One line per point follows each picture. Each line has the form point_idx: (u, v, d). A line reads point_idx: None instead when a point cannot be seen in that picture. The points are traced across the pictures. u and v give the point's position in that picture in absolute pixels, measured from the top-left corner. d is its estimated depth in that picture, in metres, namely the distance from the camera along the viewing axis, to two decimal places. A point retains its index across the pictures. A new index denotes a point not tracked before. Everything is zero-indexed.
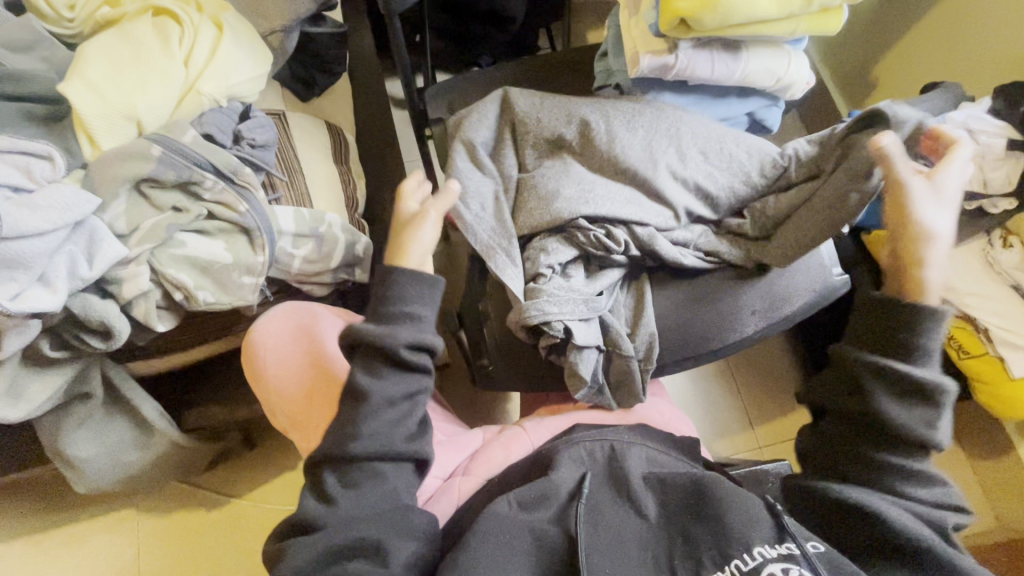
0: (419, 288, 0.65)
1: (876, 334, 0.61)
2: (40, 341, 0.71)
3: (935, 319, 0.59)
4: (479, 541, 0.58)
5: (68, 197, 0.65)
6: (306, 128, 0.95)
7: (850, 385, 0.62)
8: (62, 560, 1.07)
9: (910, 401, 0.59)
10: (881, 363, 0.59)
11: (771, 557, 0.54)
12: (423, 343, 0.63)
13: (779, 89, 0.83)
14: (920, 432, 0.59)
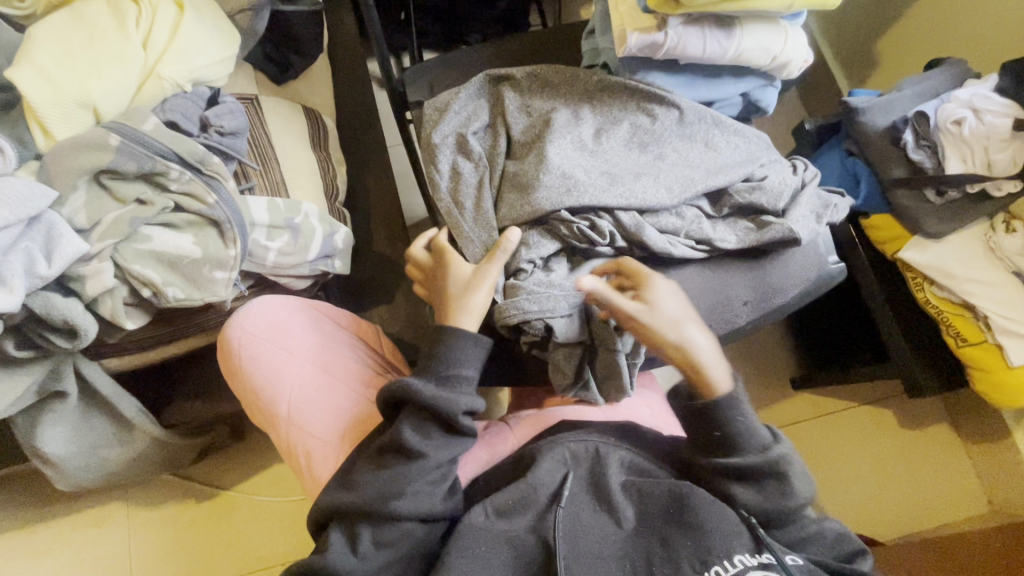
0: (469, 349, 0.68)
1: (696, 440, 0.65)
2: (4, 341, 0.69)
3: (733, 407, 0.63)
4: (457, 558, 0.58)
5: (22, 190, 0.62)
6: (281, 113, 0.91)
7: (706, 482, 0.66)
8: (49, 555, 1.07)
9: (758, 482, 0.63)
10: (715, 464, 0.64)
11: (751, 564, 0.56)
12: (471, 405, 0.67)
13: (775, 68, 0.79)
14: (776, 506, 0.62)
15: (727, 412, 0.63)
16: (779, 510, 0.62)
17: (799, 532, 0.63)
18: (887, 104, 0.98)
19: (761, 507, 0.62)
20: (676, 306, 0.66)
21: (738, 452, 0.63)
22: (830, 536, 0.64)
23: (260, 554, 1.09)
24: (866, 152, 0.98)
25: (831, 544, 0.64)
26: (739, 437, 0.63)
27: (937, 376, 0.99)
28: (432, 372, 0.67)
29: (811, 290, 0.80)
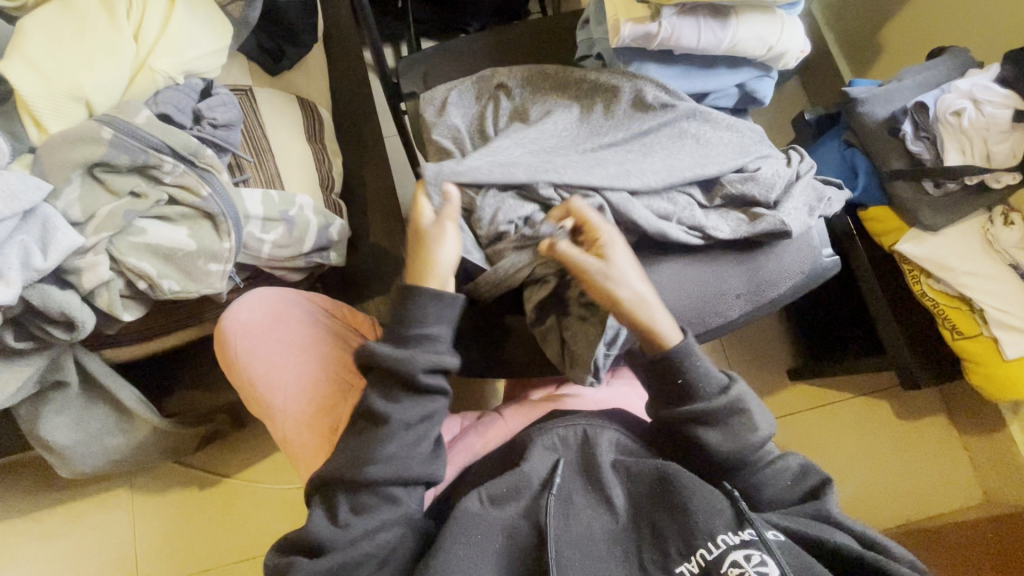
0: (433, 308, 0.66)
1: (658, 390, 0.66)
2: (4, 332, 0.70)
3: (694, 351, 0.64)
4: (452, 544, 0.59)
5: (16, 184, 0.63)
6: (275, 104, 0.91)
7: (675, 432, 0.67)
8: (57, 539, 1.09)
9: (725, 425, 0.64)
10: (684, 412, 0.64)
11: (733, 544, 0.55)
12: (438, 363, 0.65)
13: (771, 58, 0.78)
14: (745, 444, 0.63)
15: (683, 358, 0.64)
16: (744, 449, 0.63)
17: (766, 473, 0.64)
18: (887, 94, 0.97)
19: (728, 448, 0.63)
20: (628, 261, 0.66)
21: (698, 398, 0.64)
22: (793, 474, 0.65)
23: (262, 540, 1.11)
24: (864, 143, 0.97)
25: (798, 478, 0.65)
26: (696, 384, 0.64)
27: (934, 368, 0.99)
28: (392, 333, 0.66)
29: (806, 283, 0.80)
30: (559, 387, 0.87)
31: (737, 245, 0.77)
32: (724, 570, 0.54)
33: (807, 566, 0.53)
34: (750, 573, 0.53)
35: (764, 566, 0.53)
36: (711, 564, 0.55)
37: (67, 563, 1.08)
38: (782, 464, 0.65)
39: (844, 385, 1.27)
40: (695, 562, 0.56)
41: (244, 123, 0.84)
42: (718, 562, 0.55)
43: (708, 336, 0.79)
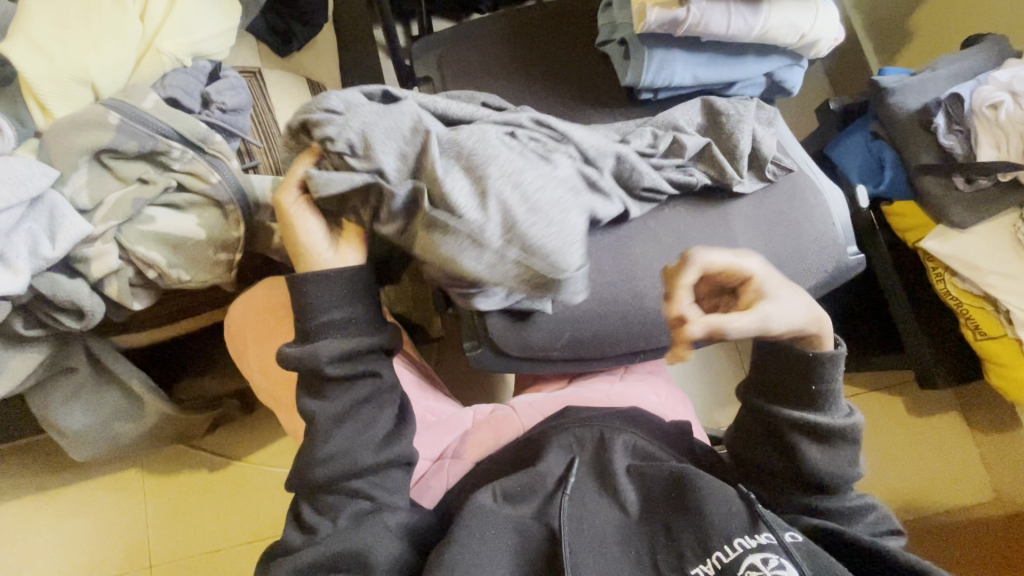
0: (322, 294, 0.61)
1: (779, 387, 0.64)
2: (13, 320, 0.69)
3: (837, 367, 0.61)
4: (467, 537, 0.58)
5: (22, 170, 0.61)
6: (284, 86, 0.89)
7: (774, 436, 0.65)
8: (72, 518, 1.11)
9: (829, 444, 0.63)
10: (805, 420, 0.62)
11: (750, 548, 0.54)
12: (348, 349, 0.61)
13: (803, 46, 0.75)
14: (842, 471, 0.62)
15: (829, 368, 0.61)
16: (837, 472, 0.63)
17: (843, 502, 0.64)
18: (920, 84, 0.93)
19: (819, 464, 0.62)
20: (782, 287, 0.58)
21: (820, 409, 0.63)
22: (869, 515, 0.65)
23: (271, 522, 1.12)
24: (892, 135, 0.94)
25: (870, 522, 0.65)
26: (830, 398, 0.62)
27: (953, 367, 0.97)
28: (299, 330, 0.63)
29: (829, 282, 0.79)
30: (571, 381, 0.86)
31: (761, 241, 0.76)
32: (740, 571, 0.53)
33: (823, 563, 0.54)
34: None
35: (783, 567, 0.53)
36: (727, 566, 0.54)
37: (78, 542, 1.09)
38: (856, 501, 0.65)
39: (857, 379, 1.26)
40: (710, 565, 0.55)
41: (252, 107, 0.81)
42: (733, 565, 0.54)
43: None
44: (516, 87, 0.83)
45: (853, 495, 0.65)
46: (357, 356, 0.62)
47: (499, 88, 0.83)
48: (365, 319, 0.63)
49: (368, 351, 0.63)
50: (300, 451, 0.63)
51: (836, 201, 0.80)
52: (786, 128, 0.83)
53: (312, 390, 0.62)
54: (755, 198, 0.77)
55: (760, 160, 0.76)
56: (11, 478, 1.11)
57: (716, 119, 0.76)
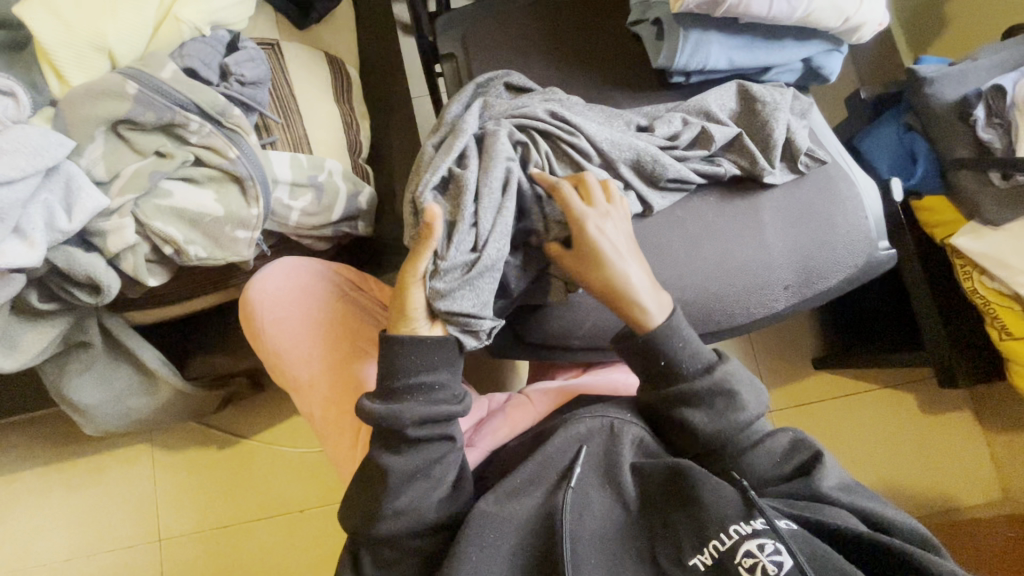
0: (416, 356, 0.61)
1: (643, 372, 0.63)
2: (28, 292, 0.68)
3: (671, 330, 0.62)
4: (468, 548, 0.56)
5: (37, 139, 0.59)
6: (302, 59, 0.86)
7: (666, 417, 0.64)
8: (82, 491, 1.11)
9: (711, 405, 0.61)
10: (667, 393, 0.62)
11: (745, 534, 0.52)
12: (435, 414, 0.60)
13: (845, 31, 0.72)
14: (734, 422, 0.61)
15: (661, 334, 0.61)
16: (728, 431, 0.61)
17: (755, 452, 0.61)
18: (960, 74, 0.90)
19: (711, 430, 0.61)
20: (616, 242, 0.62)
21: (683, 379, 0.62)
22: (784, 451, 0.62)
23: (277, 501, 1.12)
24: (929, 127, 0.92)
25: (788, 454, 0.62)
26: (678, 362, 0.62)
27: (973, 364, 0.96)
28: (380, 387, 0.62)
29: (858, 276, 0.76)
30: (587, 370, 0.84)
31: (790, 234, 0.74)
32: (738, 561, 0.51)
33: (825, 560, 0.51)
34: (765, 562, 0.50)
35: (780, 555, 0.50)
36: (725, 556, 0.52)
37: (88, 515, 1.10)
38: (771, 441, 0.62)
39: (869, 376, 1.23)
40: (707, 553, 0.53)
41: (271, 82, 0.79)
42: (731, 553, 0.52)
43: (749, 328, 0.76)
44: (540, 67, 0.81)
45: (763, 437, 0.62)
46: (438, 418, 0.61)
47: (523, 68, 0.81)
48: (450, 384, 0.62)
49: (449, 417, 0.61)
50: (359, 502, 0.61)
51: (868, 193, 0.78)
52: (821, 117, 0.81)
53: (385, 444, 0.61)
54: (787, 189, 0.75)
55: (793, 150, 0.74)
56: (21, 451, 1.11)
57: (750, 106, 0.74)
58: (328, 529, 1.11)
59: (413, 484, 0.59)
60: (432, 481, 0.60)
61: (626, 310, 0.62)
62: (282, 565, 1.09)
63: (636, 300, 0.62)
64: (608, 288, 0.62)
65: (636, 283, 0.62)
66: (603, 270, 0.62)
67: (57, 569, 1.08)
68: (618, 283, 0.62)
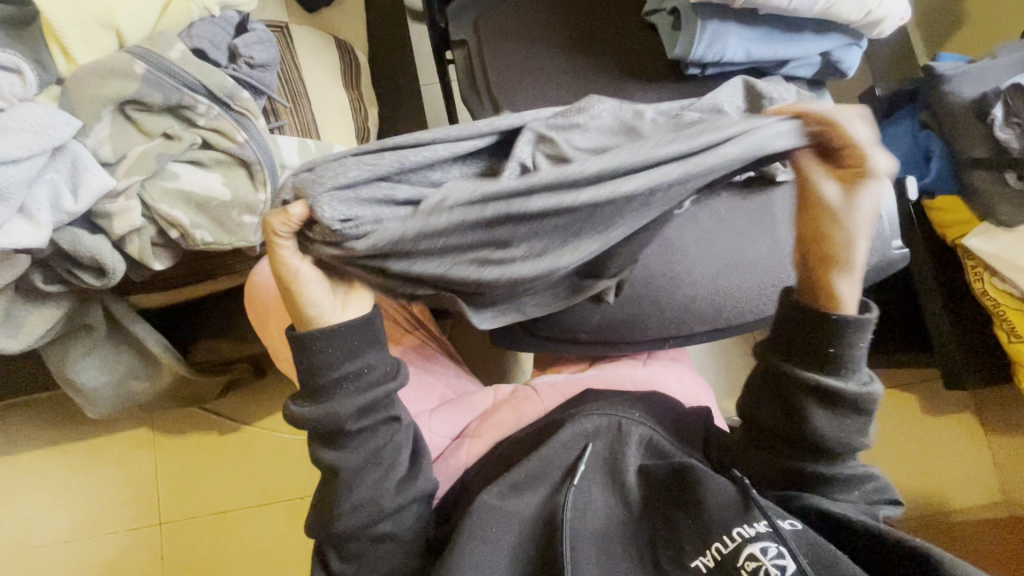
0: (337, 351, 0.56)
1: (798, 344, 0.57)
2: (32, 273, 0.67)
3: (857, 328, 0.55)
4: (468, 538, 0.55)
5: (44, 118, 0.58)
6: (311, 43, 0.85)
7: (781, 401, 0.59)
8: (84, 473, 1.11)
9: (843, 413, 0.56)
10: (814, 381, 0.56)
11: (750, 536, 0.51)
12: (367, 402, 0.57)
13: (866, 24, 0.71)
14: (849, 438, 0.56)
15: (851, 330, 0.55)
16: (843, 442, 0.57)
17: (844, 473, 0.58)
18: (979, 72, 0.88)
19: (831, 436, 0.56)
20: (865, 203, 0.56)
21: (839, 377, 0.56)
22: (869, 485, 0.59)
23: (277, 489, 1.12)
24: (945, 126, 0.91)
25: (870, 491, 0.59)
26: (846, 359, 0.56)
27: (981, 366, 0.96)
28: (305, 386, 0.57)
29: (870, 275, 0.76)
30: (593, 364, 0.84)
31: None
32: (740, 564, 0.49)
33: (826, 561, 0.49)
34: (768, 566, 0.48)
35: (783, 559, 0.48)
36: (727, 559, 0.50)
37: (89, 497, 1.10)
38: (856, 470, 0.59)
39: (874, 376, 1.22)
40: (709, 556, 0.51)
41: (280, 65, 0.78)
42: (734, 555, 0.50)
43: (759, 325, 0.75)
44: (553, 55, 0.79)
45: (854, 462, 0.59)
46: (374, 405, 0.58)
47: (536, 56, 0.79)
48: (379, 365, 0.58)
49: (385, 398, 0.58)
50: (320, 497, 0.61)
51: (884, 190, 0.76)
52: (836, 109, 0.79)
53: (327, 441, 0.59)
54: None
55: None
56: (23, 431, 1.11)
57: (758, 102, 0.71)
58: None
59: (373, 471, 0.58)
60: (385, 468, 0.59)
61: (822, 280, 0.57)
62: (281, 552, 1.09)
63: (839, 274, 0.57)
64: (827, 251, 0.57)
65: (855, 260, 0.57)
66: (839, 225, 0.57)
67: (58, 549, 1.08)
68: (842, 247, 0.57)
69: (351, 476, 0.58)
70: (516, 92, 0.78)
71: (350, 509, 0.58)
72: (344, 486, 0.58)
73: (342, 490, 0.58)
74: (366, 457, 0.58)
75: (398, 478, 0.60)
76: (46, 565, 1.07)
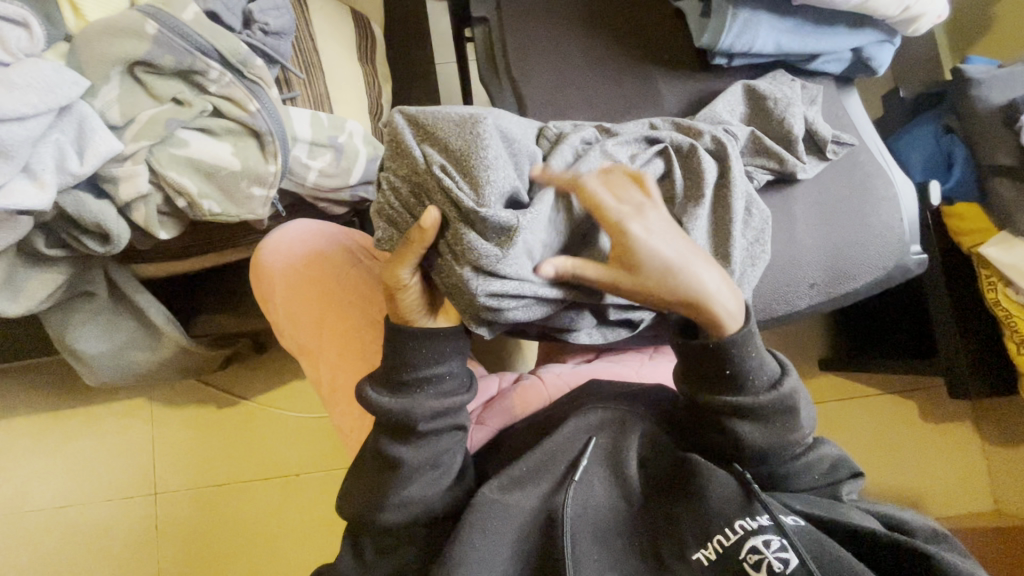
0: (426, 348, 0.59)
1: (697, 375, 0.58)
2: (35, 237, 0.66)
3: (744, 340, 0.56)
4: (471, 533, 0.54)
5: (50, 75, 0.56)
6: (327, 12, 0.82)
7: (707, 422, 0.59)
8: (79, 440, 1.10)
9: (766, 423, 0.57)
10: (728, 403, 0.56)
11: (752, 529, 0.50)
12: (445, 407, 0.58)
13: (902, 21, 0.69)
14: (785, 441, 0.57)
15: (740, 347, 0.56)
16: (780, 445, 0.57)
17: (794, 465, 0.58)
18: (1009, 78, 0.87)
19: (764, 443, 0.57)
20: (673, 250, 0.56)
21: (746, 391, 0.56)
22: (826, 467, 0.60)
23: (275, 464, 1.11)
24: (970, 130, 0.89)
25: (832, 471, 0.60)
26: (747, 373, 0.56)
27: (986, 376, 0.96)
28: (387, 377, 0.59)
29: (886, 279, 0.74)
30: (599, 356, 0.82)
31: (822, 231, 0.72)
32: (742, 557, 0.49)
33: (834, 560, 0.48)
34: (771, 559, 0.48)
35: (785, 552, 0.48)
36: (729, 552, 0.50)
37: (86, 465, 1.10)
38: (814, 457, 0.59)
39: (874, 380, 1.20)
40: (711, 549, 0.51)
41: (295, 32, 0.75)
42: (736, 548, 0.50)
43: (771, 324, 0.74)
44: (574, 38, 0.77)
45: (807, 450, 0.59)
46: (449, 410, 0.59)
47: (558, 37, 0.77)
48: (459, 373, 0.60)
49: (458, 407, 0.60)
50: (362, 489, 0.60)
51: (906, 193, 0.75)
52: (861, 106, 0.77)
53: (394, 435, 0.59)
54: (819, 181, 0.73)
55: (818, 140, 0.71)
56: (19, 395, 1.10)
57: (761, 104, 0.71)
58: (324, 494, 1.11)
59: (429, 472, 0.58)
60: (441, 470, 0.59)
61: (699, 316, 0.56)
62: (277, 527, 1.10)
63: (710, 304, 0.55)
64: (675, 298, 0.56)
65: (712, 283, 0.55)
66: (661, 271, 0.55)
67: (53, 515, 1.08)
68: (688, 289, 0.55)
69: (410, 473, 0.58)
70: (537, 73, 0.75)
71: (398, 502, 0.57)
72: (396, 480, 0.58)
73: (397, 484, 0.58)
74: (429, 457, 0.58)
75: (450, 481, 0.60)
76: (41, 531, 1.07)
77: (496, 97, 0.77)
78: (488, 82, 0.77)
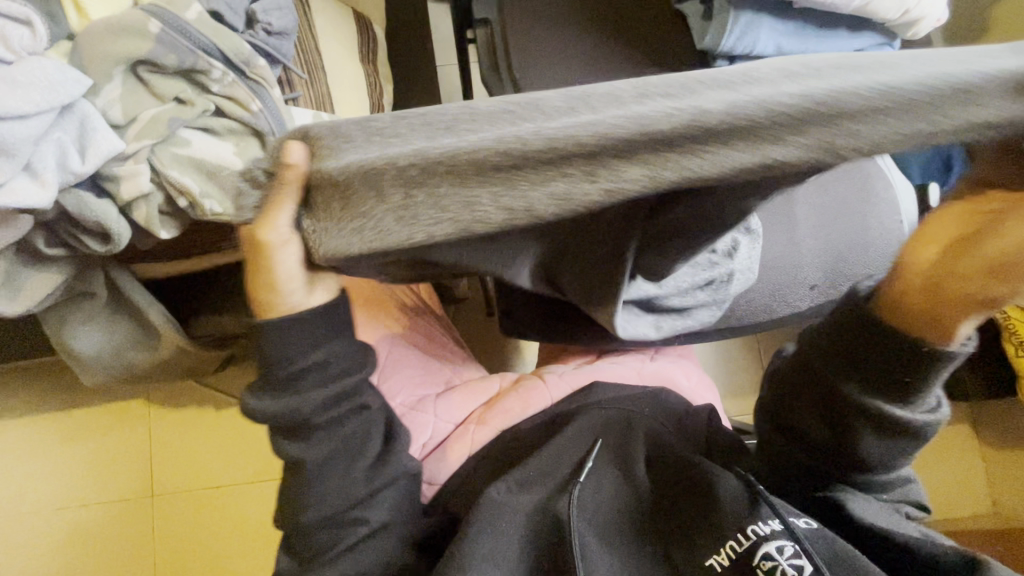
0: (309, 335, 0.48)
1: (871, 366, 0.49)
2: (35, 236, 0.65)
3: (942, 363, 0.46)
4: (477, 532, 0.54)
5: (54, 73, 0.56)
6: (330, 13, 0.82)
7: (829, 415, 0.53)
8: (76, 442, 1.10)
9: (898, 440, 0.50)
10: (879, 409, 0.49)
11: (766, 535, 0.49)
12: (339, 391, 0.49)
13: (902, 24, 0.69)
14: (891, 462, 0.52)
15: (944, 370, 0.47)
16: (892, 463, 0.53)
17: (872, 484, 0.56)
18: None
19: (876, 458, 0.52)
20: None
21: (903, 404, 0.49)
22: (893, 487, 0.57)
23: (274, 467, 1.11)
24: None
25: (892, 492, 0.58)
26: (919, 391, 0.48)
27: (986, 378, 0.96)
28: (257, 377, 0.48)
29: None
30: (601, 356, 0.81)
31: (823, 231, 0.72)
32: (755, 563, 0.48)
33: (850, 565, 0.47)
34: (784, 567, 0.47)
35: (799, 558, 0.47)
36: (742, 559, 0.49)
37: (85, 466, 1.09)
38: (889, 477, 0.56)
39: None
40: (724, 555, 0.50)
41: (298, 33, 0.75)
42: (747, 554, 0.49)
43: (772, 325, 0.74)
44: (578, 39, 0.77)
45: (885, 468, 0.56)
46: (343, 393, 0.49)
47: (560, 38, 0.77)
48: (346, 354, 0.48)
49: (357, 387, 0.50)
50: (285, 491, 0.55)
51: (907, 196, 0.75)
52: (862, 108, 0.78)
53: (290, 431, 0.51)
54: (819, 183, 0.73)
55: None
56: (18, 396, 1.10)
57: None
58: None
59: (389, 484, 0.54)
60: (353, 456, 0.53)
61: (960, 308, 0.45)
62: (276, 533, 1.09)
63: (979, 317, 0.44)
64: (996, 253, 0.41)
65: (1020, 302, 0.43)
66: None
67: (50, 517, 1.07)
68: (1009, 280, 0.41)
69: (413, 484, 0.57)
70: (539, 74, 0.76)
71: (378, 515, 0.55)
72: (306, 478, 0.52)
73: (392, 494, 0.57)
74: (334, 448, 0.51)
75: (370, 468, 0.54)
76: (36, 533, 1.06)
77: (498, 98, 0.77)
78: (491, 82, 0.78)
